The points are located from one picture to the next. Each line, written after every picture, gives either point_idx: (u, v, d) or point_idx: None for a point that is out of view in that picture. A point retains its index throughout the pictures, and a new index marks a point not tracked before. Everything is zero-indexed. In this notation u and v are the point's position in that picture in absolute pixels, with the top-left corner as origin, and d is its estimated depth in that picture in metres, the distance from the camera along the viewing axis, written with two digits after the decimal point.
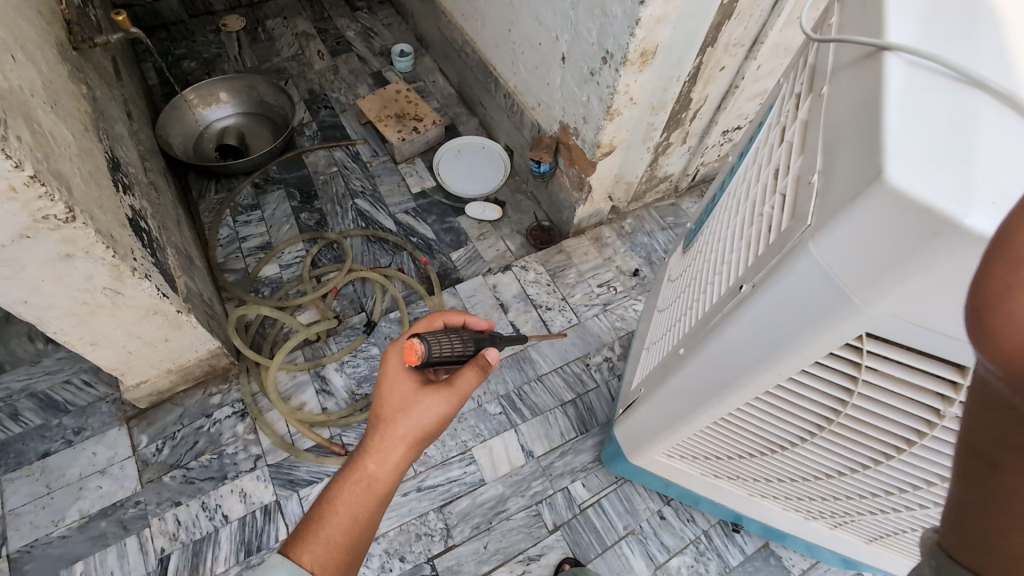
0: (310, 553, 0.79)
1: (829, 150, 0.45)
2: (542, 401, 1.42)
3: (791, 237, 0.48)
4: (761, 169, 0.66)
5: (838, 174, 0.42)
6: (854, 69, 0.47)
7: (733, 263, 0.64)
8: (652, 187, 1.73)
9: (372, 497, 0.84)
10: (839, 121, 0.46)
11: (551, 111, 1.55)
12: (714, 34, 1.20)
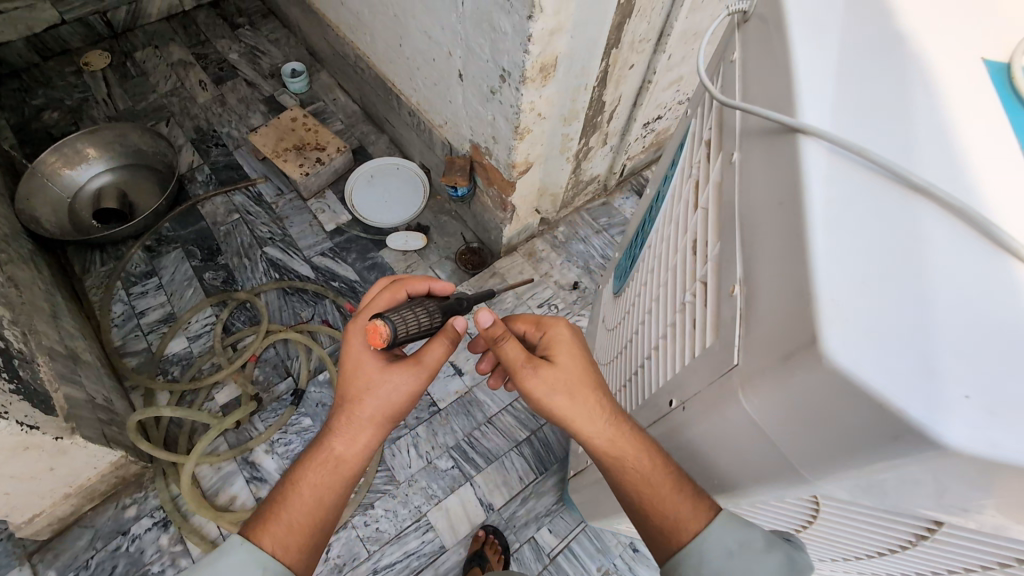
0: (272, 531, 0.68)
1: (747, 260, 0.37)
2: (495, 445, 1.34)
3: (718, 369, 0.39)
4: (675, 238, 0.58)
5: (763, 313, 0.33)
6: (765, 145, 0.38)
7: (664, 346, 0.56)
8: (580, 190, 1.65)
9: (342, 478, 0.73)
10: (755, 221, 0.37)
11: (459, 131, 1.43)
12: (616, 35, 1.09)
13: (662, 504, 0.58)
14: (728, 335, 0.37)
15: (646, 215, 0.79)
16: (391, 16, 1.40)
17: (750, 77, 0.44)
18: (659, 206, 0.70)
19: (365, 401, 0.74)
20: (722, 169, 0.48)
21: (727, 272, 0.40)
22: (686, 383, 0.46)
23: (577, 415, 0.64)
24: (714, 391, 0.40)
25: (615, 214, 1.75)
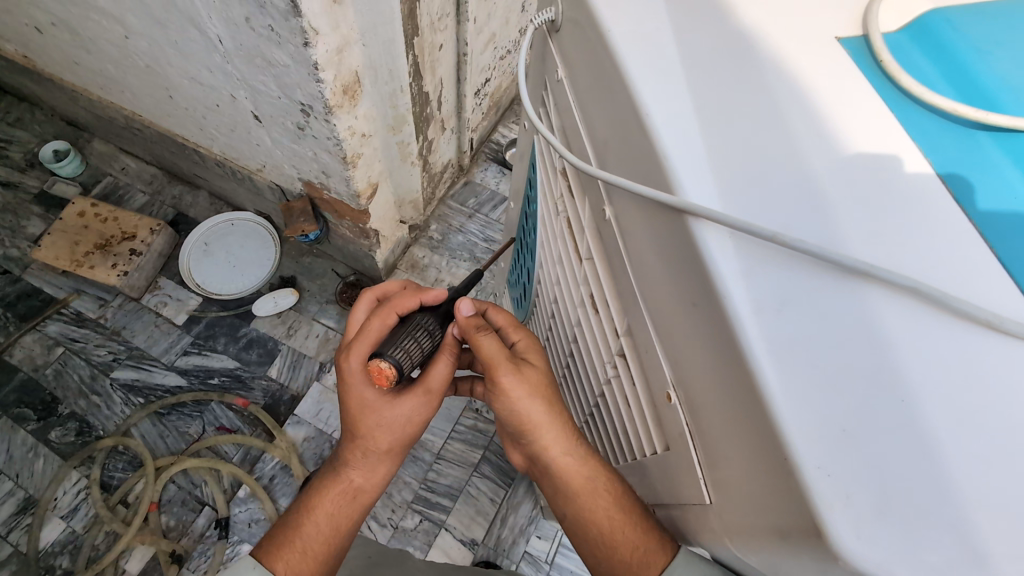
0: (285, 558, 0.59)
1: (678, 359, 0.34)
2: (454, 479, 1.29)
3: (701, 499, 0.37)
4: (566, 290, 0.52)
5: (739, 465, 0.30)
6: (651, 225, 0.34)
7: (606, 406, 0.51)
8: (439, 181, 1.53)
9: (357, 508, 0.65)
10: (673, 317, 0.34)
11: (283, 174, 1.24)
12: (412, 22, 0.95)
13: (624, 536, 0.51)
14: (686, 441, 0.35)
15: (524, 232, 0.71)
16: (141, 68, 1.14)
17: (599, 126, 0.39)
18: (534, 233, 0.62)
19: (373, 430, 0.63)
20: (590, 224, 0.42)
21: (650, 360, 0.37)
22: (652, 474, 0.42)
23: (545, 426, 0.59)
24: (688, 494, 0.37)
25: (481, 190, 1.65)
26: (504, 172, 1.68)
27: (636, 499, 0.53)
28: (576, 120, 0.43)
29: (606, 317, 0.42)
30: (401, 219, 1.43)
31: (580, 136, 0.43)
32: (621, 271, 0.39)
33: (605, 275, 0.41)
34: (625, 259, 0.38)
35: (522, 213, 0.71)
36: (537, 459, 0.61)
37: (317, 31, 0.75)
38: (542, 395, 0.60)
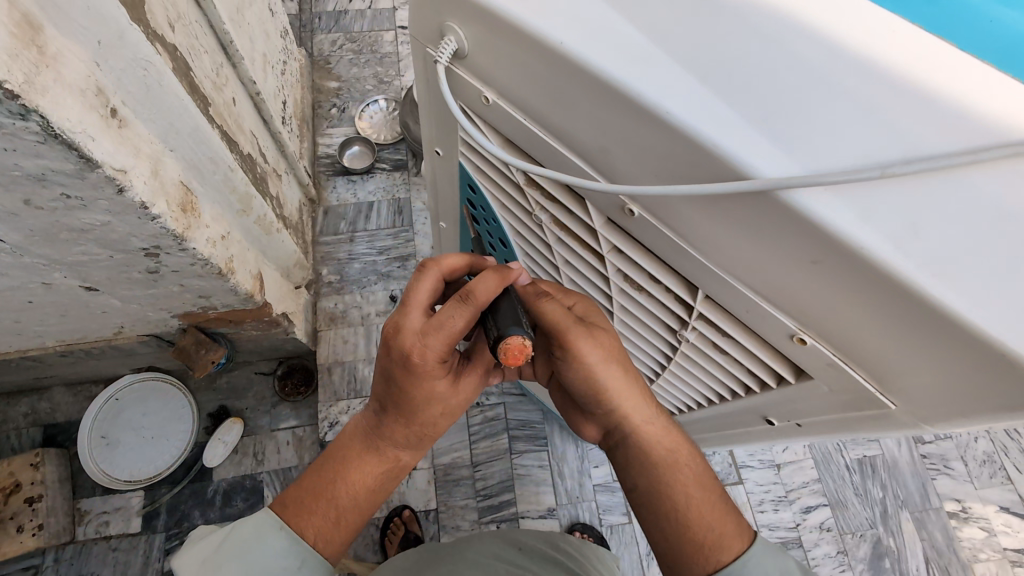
0: (314, 523, 0.54)
1: (808, 314, 0.33)
2: (500, 473, 1.26)
3: (850, 404, 0.37)
4: (589, 277, 0.50)
5: (928, 371, 0.31)
6: (715, 209, 0.32)
7: (681, 367, 0.51)
8: (303, 228, 1.34)
9: (392, 477, 0.60)
10: (786, 280, 0.32)
11: (149, 322, 1.05)
12: (199, 94, 0.79)
13: (705, 514, 0.51)
14: (840, 374, 0.35)
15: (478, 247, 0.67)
16: None
17: (575, 134, 0.37)
18: (507, 243, 0.58)
19: (424, 417, 0.55)
20: (600, 222, 0.41)
21: (759, 321, 0.36)
22: (784, 410, 0.43)
23: (623, 399, 0.53)
24: (844, 412, 0.38)
25: (347, 210, 1.47)
26: (357, 180, 1.50)
27: (716, 483, 0.53)
28: (537, 131, 0.39)
29: (660, 294, 0.43)
30: (295, 284, 1.26)
31: (552, 145, 0.39)
32: (683, 254, 0.37)
33: (646, 261, 0.40)
34: (686, 244, 0.36)
35: (465, 230, 0.66)
36: (608, 427, 0.56)
37: (123, 170, 0.61)
38: (620, 364, 0.52)
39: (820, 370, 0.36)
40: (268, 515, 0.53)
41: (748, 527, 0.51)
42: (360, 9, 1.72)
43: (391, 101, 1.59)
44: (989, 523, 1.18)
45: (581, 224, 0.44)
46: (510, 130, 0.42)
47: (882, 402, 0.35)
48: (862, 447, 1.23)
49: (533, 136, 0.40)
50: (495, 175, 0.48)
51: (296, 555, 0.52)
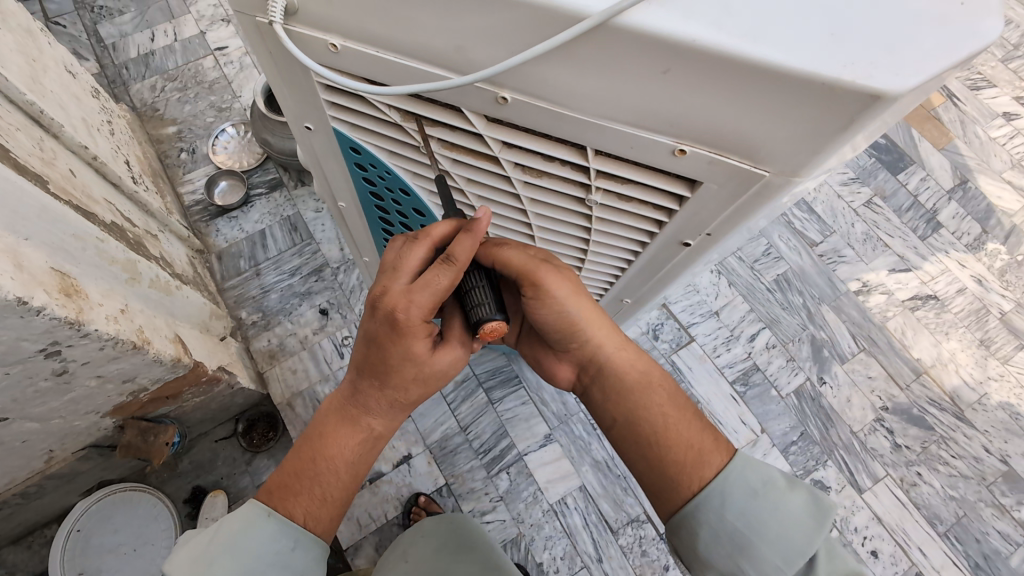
0: (303, 502, 0.58)
1: (679, 123, 0.37)
2: (489, 424, 1.31)
3: (738, 195, 0.42)
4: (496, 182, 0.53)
5: (775, 128, 0.35)
6: (572, 57, 0.35)
7: (601, 235, 0.56)
8: (203, 280, 1.27)
9: (370, 450, 0.64)
10: (651, 97, 0.36)
11: (74, 435, 0.97)
12: (31, 173, 0.73)
13: (686, 433, 0.60)
14: (724, 168, 0.40)
15: (384, 212, 0.67)
16: None
17: (429, 46, 0.39)
18: (409, 192, 0.59)
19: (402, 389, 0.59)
20: (482, 124, 0.45)
21: (645, 152, 0.41)
22: (694, 228, 0.49)
23: (596, 328, 0.63)
24: (743, 203, 0.43)
25: (241, 246, 1.41)
26: (237, 214, 1.43)
27: (694, 409, 0.63)
28: (395, 59, 0.41)
29: (557, 170, 0.47)
30: (219, 336, 1.20)
31: (414, 66, 0.41)
32: (563, 118, 0.40)
33: (534, 143, 0.45)
34: (562, 105, 0.39)
35: (366, 200, 0.66)
36: (589, 362, 0.66)
37: None
38: (590, 302, 0.62)
39: (707, 173, 0.41)
40: (255, 505, 0.55)
41: (726, 445, 0.59)
42: (166, 43, 1.59)
43: (239, 126, 1.51)
44: (890, 287, 1.38)
45: (467, 136, 0.48)
46: (364, 67, 0.43)
47: (765, 179, 0.40)
48: (776, 269, 1.39)
49: (393, 67, 0.42)
50: (371, 124, 0.51)
51: (289, 532, 0.55)
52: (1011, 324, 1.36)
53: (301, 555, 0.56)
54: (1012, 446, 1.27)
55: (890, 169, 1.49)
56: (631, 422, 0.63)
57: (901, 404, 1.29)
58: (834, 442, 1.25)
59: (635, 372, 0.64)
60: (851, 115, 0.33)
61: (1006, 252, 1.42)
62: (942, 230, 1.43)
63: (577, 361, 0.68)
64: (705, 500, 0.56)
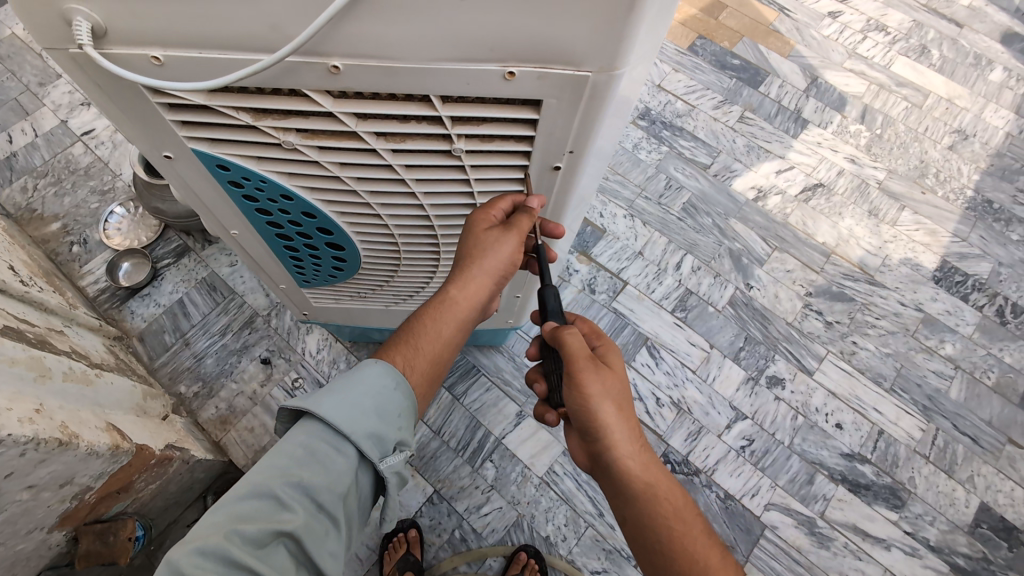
0: (402, 357, 0.62)
1: (496, 45, 0.40)
2: (458, 421, 1.24)
3: (575, 104, 0.46)
4: (360, 160, 0.52)
5: (576, 28, 0.39)
6: (375, 7, 0.37)
7: (484, 185, 0.58)
8: (127, 364, 1.21)
9: (458, 325, 0.65)
10: (462, 26, 0.39)
11: (22, 562, 0.84)
12: None
13: (692, 548, 0.62)
14: (553, 80, 0.43)
15: (281, 230, 0.64)
16: None
17: (242, 32, 0.39)
18: (293, 195, 0.57)
19: (472, 273, 0.60)
20: (329, 102, 0.46)
21: (481, 84, 0.44)
22: (556, 149, 0.52)
23: (616, 427, 0.63)
24: (584, 108, 0.46)
25: (162, 321, 1.36)
26: (150, 291, 1.39)
27: (704, 521, 0.65)
28: (218, 57, 0.42)
29: (416, 128, 0.49)
30: (161, 415, 1.14)
31: (239, 59, 0.42)
32: (396, 72, 0.42)
33: (383, 108, 0.47)
34: (389, 58, 0.41)
35: (258, 222, 0.63)
36: (600, 457, 0.65)
37: None
38: (617, 402, 0.63)
39: (541, 89, 0.44)
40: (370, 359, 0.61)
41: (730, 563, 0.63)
42: (26, 141, 1.51)
43: (127, 204, 1.46)
44: (781, 186, 1.50)
45: (321, 118, 0.48)
46: (189, 71, 0.43)
47: (591, 79, 0.43)
48: (681, 198, 1.48)
49: (217, 63, 0.42)
50: (225, 133, 0.50)
51: (391, 374, 0.60)
52: (890, 191, 1.51)
53: (401, 397, 0.60)
54: (923, 294, 1.40)
55: (751, 85, 1.63)
56: (639, 523, 0.64)
57: (821, 286, 1.40)
58: (776, 338, 1.34)
59: (652, 476, 0.64)
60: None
61: (866, 130, 1.58)
62: (809, 125, 1.58)
63: (588, 448, 0.67)
64: None
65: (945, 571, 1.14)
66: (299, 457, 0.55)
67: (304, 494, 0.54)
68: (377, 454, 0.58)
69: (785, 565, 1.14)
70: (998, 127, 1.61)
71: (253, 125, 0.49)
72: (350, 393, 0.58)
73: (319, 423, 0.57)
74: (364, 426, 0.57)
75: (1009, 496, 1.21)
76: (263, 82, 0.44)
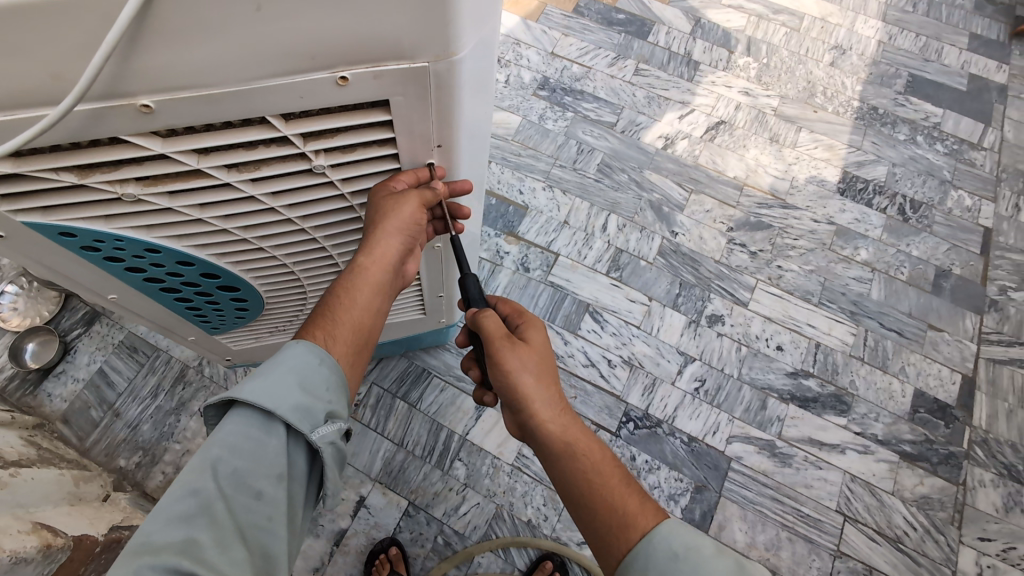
0: (322, 331, 0.60)
1: (316, 53, 0.39)
2: (419, 428, 1.21)
3: (423, 95, 0.45)
4: (221, 196, 0.51)
5: (394, 20, 0.38)
6: (167, 36, 0.35)
7: (360, 196, 0.58)
8: (54, 452, 1.04)
9: (375, 292, 0.62)
10: (271, 40, 0.37)
11: None
12: None
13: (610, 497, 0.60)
14: (390, 76, 0.43)
15: (163, 284, 0.63)
16: None
17: (21, 86, 0.37)
18: (159, 247, 0.55)
19: (375, 238, 0.58)
20: (159, 144, 0.44)
21: (316, 94, 0.43)
22: (424, 144, 0.52)
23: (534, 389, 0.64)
24: (436, 102, 0.46)
25: (85, 396, 1.18)
26: (64, 367, 1.20)
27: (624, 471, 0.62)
28: (9, 119, 0.39)
29: (265, 153, 0.47)
30: (100, 498, 1.00)
31: (31, 116, 0.39)
32: (218, 99, 0.41)
33: (221, 138, 0.45)
34: (205, 85, 0.39)
35: (132, 280, 0.61)
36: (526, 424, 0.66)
37: None
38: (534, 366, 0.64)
39: (383, 89, 0.44)
40: (293, 341, 0.59)
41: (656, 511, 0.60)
42: None
43: (19, 278, 1.25)
44: (687, 130, 1.53)
45: (158, 162, 0.46)
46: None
47: (431, 69, 0.43)
48: (594, 160, 1.48)
49: (9, 125, 0.39)
50: (57, 198, 0.47)
51: (314, 352, 0.58)
52: (785, 115, 1.57)
53: (325, 372, 0.58)
54: (833, 207, 1.47)
55: (639, 37, 1.64)
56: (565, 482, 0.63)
57: (740, 219, 1.44)
58: (707, 277, 1.38)
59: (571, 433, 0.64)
60: None
61: (754, 61, 1.63)
62: (701, 66, 1.62)
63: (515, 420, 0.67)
64: (630, 562, 0.57)
65: (896, 460, 1.23)
66: (228, 448, 0.53)
67: (239, 485, 0.52)
68: (309, 425, 0.55)
69: (756, 492, 1.19)
70: (871, 37, 1.70)
71: (81, 183, 0.46)
72: (275, 375, 0.56)
73: (245, 412, 0.55)
74: (292, 404, 0.55)
75: (938, 378, 1.30)
76: (71, 136, 0.41)
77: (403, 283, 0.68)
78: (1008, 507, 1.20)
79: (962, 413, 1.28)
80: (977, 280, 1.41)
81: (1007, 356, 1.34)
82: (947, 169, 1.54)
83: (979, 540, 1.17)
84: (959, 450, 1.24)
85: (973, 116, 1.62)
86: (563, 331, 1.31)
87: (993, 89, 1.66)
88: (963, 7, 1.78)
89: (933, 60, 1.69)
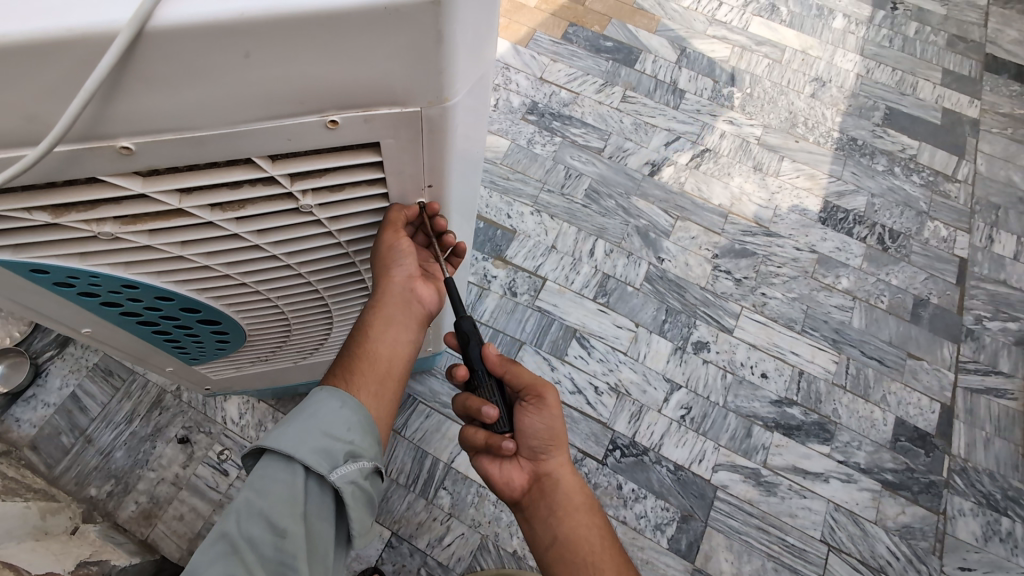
0: (346, 375, 0.60)
1: (306, 98, 0.38)
2: (401, 457, 1.19)
3: (416, 135, 0.45)
4: (204, 233, 0.50)
5: (393, 64, 0.38)
6: (149, 79, 0.34)
7: (348, 232, 0.57)
8: (18, 483, 0.99)
9: (391, 326, 0.61)
10: (260, 84, 0.37)
11: None
12: None
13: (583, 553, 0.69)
14: (382, 121, 0.42)
15: (140, 317, 0.61)
16: None
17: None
18: (136, 283, 0.54)
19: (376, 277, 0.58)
20: (139, 183, 0.43)
21: (304, 137, 0.42)
22: (414, 184, 0.52)
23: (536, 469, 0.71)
24: (427, 144, 0.46)
25: (56, 422, 1.13)
26: (35, 391, 1.16)
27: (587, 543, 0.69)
28: None
29: (250, 192, 0.46)
30: (68, 531, 0.95)
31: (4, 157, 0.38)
32: (201, 141, 0.40)
33: (205, 178, 0.44)
34: (188, 128, 0.39)
35: (107, 314, 0.59)
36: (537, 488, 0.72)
37: None
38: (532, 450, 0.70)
39: (373, 132, 0.43)
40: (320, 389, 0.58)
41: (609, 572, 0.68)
42: None
43: None
44: (673, 157, 1.55)
45: (135, 200, 0.45)
46: None
47: (423, 113, 0.43)
48: (582, 184, 1.49)
49: None
50: (29, 235, 0.45)
51: (336, 395, 0.57)
52: (767, 144, 1.60)
53: (349, 412, 0.57)
54: (815, 236, 1.50)
55: (627, 64, 1.67)
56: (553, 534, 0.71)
57: (725, 246, 1.46)
58: (693, 304, 1.39)
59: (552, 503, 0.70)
60: (436, 28, 0.36)
61: (738, 91, 1.67)
62: (687, 95, 1.65)
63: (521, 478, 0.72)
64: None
65: (878, 489, 1.24)
66: (253, 492, 0.53)
67: (264, 526, 0.52)
68: (328, 467, 0.54)
69: (742, 521, 1.19)
70: (849, 70, 1.75)
71: (55, 222, 0.44)
72: (297, 420, 0.56)
73: (271, 457, 0.55)
74: (311, 447, 0.54)
75: (918, 406, 1.33)
76: (46, 176, 0.40)
77: (431, 310, 0.65)
78: (987, 536, 1.21)
79: (941, 441, 1.30)
80: (954, 309, 1.44)
81: (984, 385, 1.37)
82: (923, 201, 1.58)
83: (960, 570, 1.18)
84: (939, 479, 1.25)
85: (948, 149, 1.67)
86: (550, 357, 1.31)
87: (966, 123, 1.71)
88: (937, 44, 1.84)
89: (908, 93, 1.74)
